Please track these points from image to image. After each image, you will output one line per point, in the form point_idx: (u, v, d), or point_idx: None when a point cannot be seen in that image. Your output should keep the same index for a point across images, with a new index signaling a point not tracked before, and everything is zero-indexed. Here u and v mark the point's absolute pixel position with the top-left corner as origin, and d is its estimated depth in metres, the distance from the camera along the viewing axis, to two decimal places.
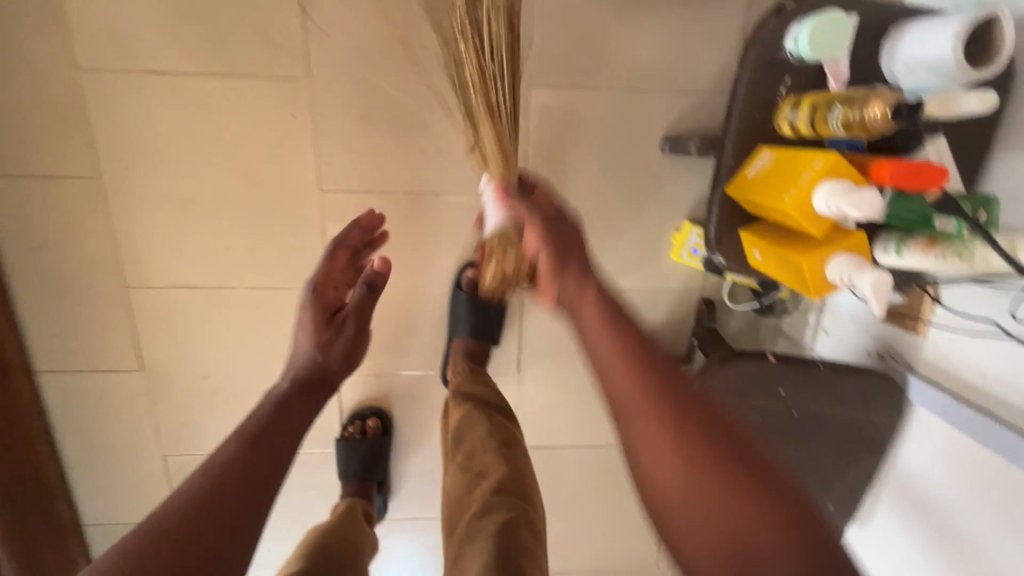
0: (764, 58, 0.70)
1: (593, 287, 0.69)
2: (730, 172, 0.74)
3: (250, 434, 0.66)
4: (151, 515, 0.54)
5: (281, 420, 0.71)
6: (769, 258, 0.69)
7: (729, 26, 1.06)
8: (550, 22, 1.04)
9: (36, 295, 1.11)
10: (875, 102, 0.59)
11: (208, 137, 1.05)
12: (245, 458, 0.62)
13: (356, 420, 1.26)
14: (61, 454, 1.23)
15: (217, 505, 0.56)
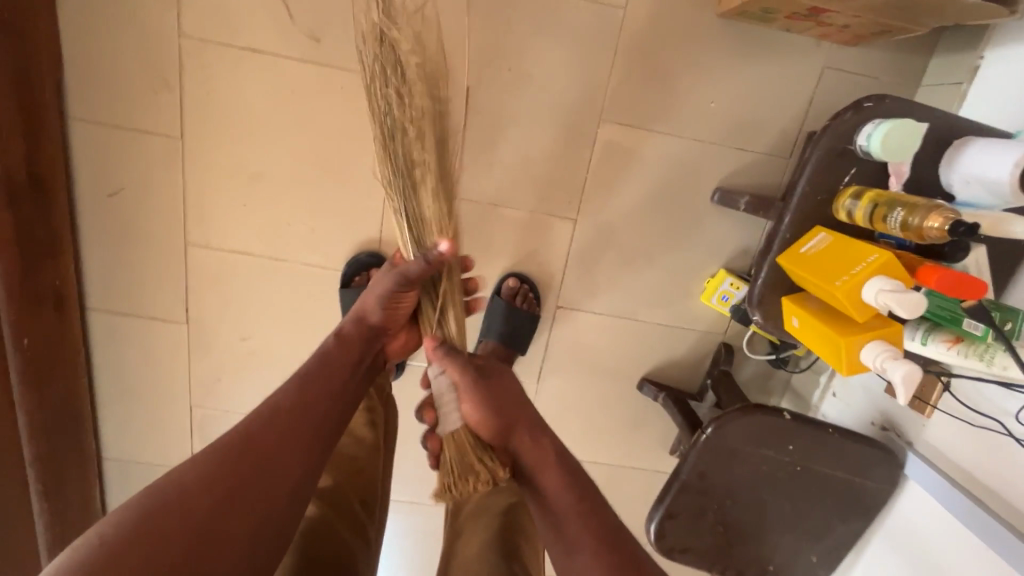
0: (835, 146, 0.76)
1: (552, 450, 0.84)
2: (784, 242, 0.80)
3: (293, 395, 0.78)
4: (200, 455, 0.69)
5: (322, 386, 0.80)
6: (808, 331, 0.75)
7: (796, 97, 1.11)
8: (629, 64, 1.09)
9: (101, 237, 1.17)
10: (935, 214, 0.65)
11: (290, 116, 1.11)
12: (283, 418, 0.74)
13: (362, 271, 1.20)
14: (95, 389, 1.29)
15: (254, 453, 0.70)
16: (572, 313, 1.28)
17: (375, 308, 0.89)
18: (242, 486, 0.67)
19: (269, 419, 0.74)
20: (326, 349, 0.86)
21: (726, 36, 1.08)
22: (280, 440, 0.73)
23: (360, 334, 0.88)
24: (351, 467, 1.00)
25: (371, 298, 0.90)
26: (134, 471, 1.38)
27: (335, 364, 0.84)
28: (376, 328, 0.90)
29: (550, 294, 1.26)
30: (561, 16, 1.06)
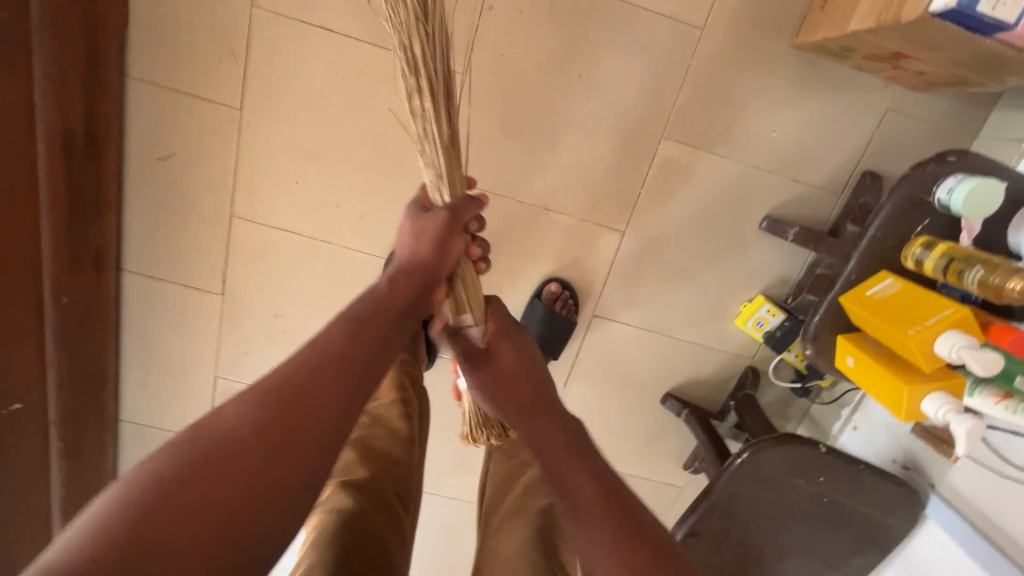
0: (913, 195, 0.77)
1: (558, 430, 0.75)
2: (849, 282, 0.82)
3: (351, 332, 0.66)
4: (246, 398, 0.56)
5: (377, 326, 0.70)
6: (865, 372, 0.77)
7: (856, 134, 1.13)
8: (698, 84, 1.09)
9: (146, 199, 1.15)
10: (1017, 276, 0.67)
11: (353, 99, 1.10)
12: (343, 359, 0.63)
13: None
14: (120, 352, 1.28)
15: (315, 397, 0.58)
16: (606, 323, 1.29)
17: (426, 248, 0.80)
18: (302, 436, 0.55)
19: (323, 360, 0.61)
20: (374, 294, 0.75)
21: (797, 67, 1.08)
22: (338, 384, 0.61)
23: (409, 279, 0.78)
24: (385, 457, 0.98)
25: (422, 239, 0.81)
26: (151, 435, 1.37)
27: (386, 307, 0.73)
28: (426, 272, 0.80)
29: (588, 303, 1.26)
30: (638, 29, 1.06)
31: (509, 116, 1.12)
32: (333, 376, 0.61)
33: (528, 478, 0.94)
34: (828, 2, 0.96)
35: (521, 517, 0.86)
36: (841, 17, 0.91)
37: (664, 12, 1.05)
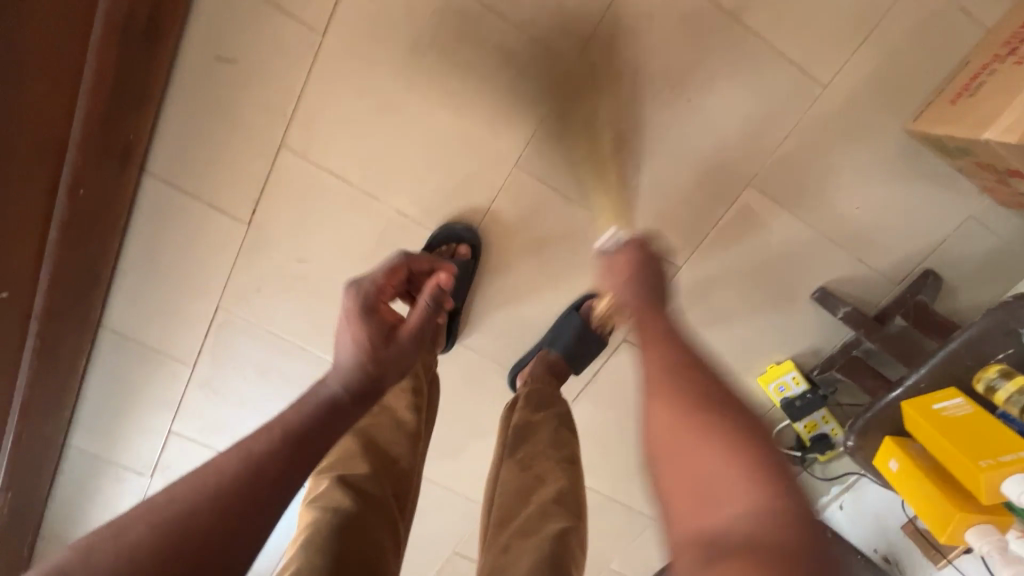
0: (1002, 325, 0.76)
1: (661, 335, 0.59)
2: (909, 390, 0.82)
3: (279, 435, 0.58)
4: (154, 514, 0.50)
5: (325, 430, 0.62)
6: (915, 484, 0.78)
7: (933, 231, 1.12)
8: (802, 142, 1.06)
9: (191, 101, 1.03)
10: None
11: (449, 59, 1.01)
12: (272, 467, 0.55)
13: (448, 243, 1.14)
14: (119, 257, 1.17)
15: (225, 506, 0.51)
16: (633, 350, 1.26)
17: (395, 375, 0.74)
18: (203, 550, 0.49)
19: (245, 464, 0.54)
20: (340, 406, 0.65)
21: (902, 152, 1.06)
22: (262, 487, 0.54)
23: (375, 392, 0.70)
24: (387, 451, 0.88)
25: (394, 358, 0.74)
26: (133, 349, 1.28)
27: (343, 416, 0.64)
28: (382, 381, 0.72)
29: (622, 327, 1.23)
30: (762, 68, 1.00)
31: (604, 121, 1.05)
32: (256, 480, 0.54)
33: (544, 493, 0.86)
34: (960, 101, 0.94)
35: (534, 534, 0.78)
36: (978, 119, 0.88)
37: (793, 59, 0.99)
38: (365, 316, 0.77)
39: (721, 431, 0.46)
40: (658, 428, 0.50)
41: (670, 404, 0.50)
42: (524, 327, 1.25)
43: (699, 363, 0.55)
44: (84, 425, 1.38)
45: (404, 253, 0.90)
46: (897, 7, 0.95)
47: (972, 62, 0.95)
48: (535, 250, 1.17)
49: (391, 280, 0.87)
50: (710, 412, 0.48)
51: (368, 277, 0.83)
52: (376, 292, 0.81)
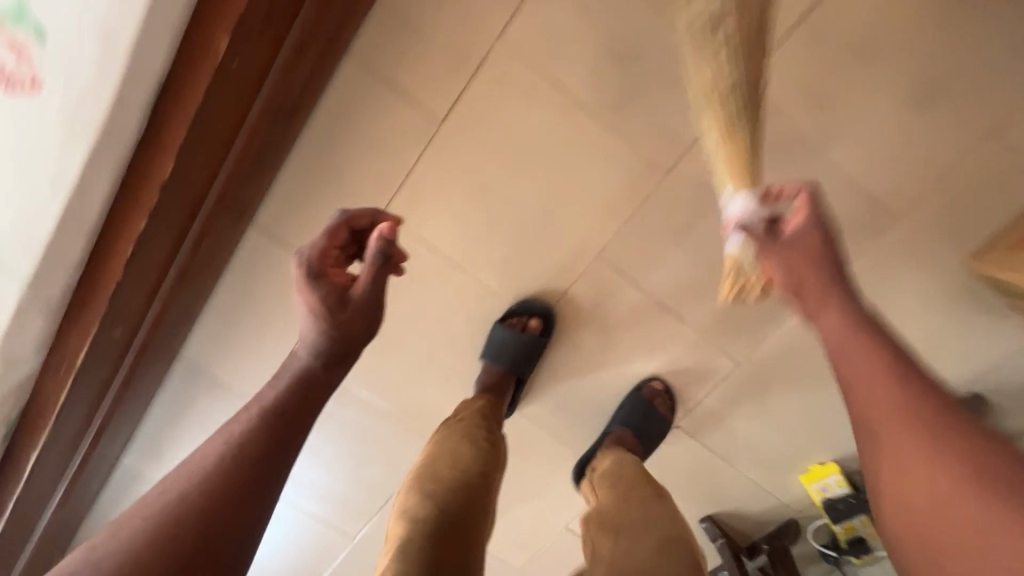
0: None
1: (835, 313, 0.67)
2: None
3: (254, 419, 0.63)
4: (150, 510, 0.56)
5: (300, 405, 0.66)
6: None
7: (982, 360, 1.18)
8: (866, 265, 1.13)
9: (309, 170, 1.11)
10: None
11: (552, 157, 1.09)
12: (253, 451, 0.61)
13: (521, 315, 1.22)
14: (210, 298, 1.23)
15: (210, 488, 0.58)
16: (684, 436, 1.31)
17: (361, 334, 0.74)
18: (207, 530, 0.55)
19: (225, 450, 0.61)
20: (316, 376, 0.69)
21: (961, 285, 1.12)
22: (246, 465, 0.60)
23: (348, 358, 0.72)
24: (467, 473, 0.92)
25: (354, 321, 0.73)
26: (202, 381, 1.33)
27: (321, 389, 0.69)
28: (354, 343, 0.73)
29: (677, 412, 1.29)
30: (836, 198, 1.08)
31: (685, 225, 1.13)
32: (241, 463, 0.60)
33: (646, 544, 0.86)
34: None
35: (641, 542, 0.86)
36: None
37: (869, 193, 1.08)
38: (313, 282, 0.73)
39: (936, 422, 0.55)
40: (860, 391, 0.61)
41: (885, 397, 0.58)
42: (582, 402, 1.30)
43: (915, 372, 0.59)
44: (138, 450, 1.41)
45: (342, 211, 0.80)
46: (969, 159, 1.04)
47: None
48: (604, 333, 1.23)
49: (336, 244, 0.79)
50: (889, 358, 0.60)
51: (309, 243, 0.77)
52: (321, 257, 0.76)
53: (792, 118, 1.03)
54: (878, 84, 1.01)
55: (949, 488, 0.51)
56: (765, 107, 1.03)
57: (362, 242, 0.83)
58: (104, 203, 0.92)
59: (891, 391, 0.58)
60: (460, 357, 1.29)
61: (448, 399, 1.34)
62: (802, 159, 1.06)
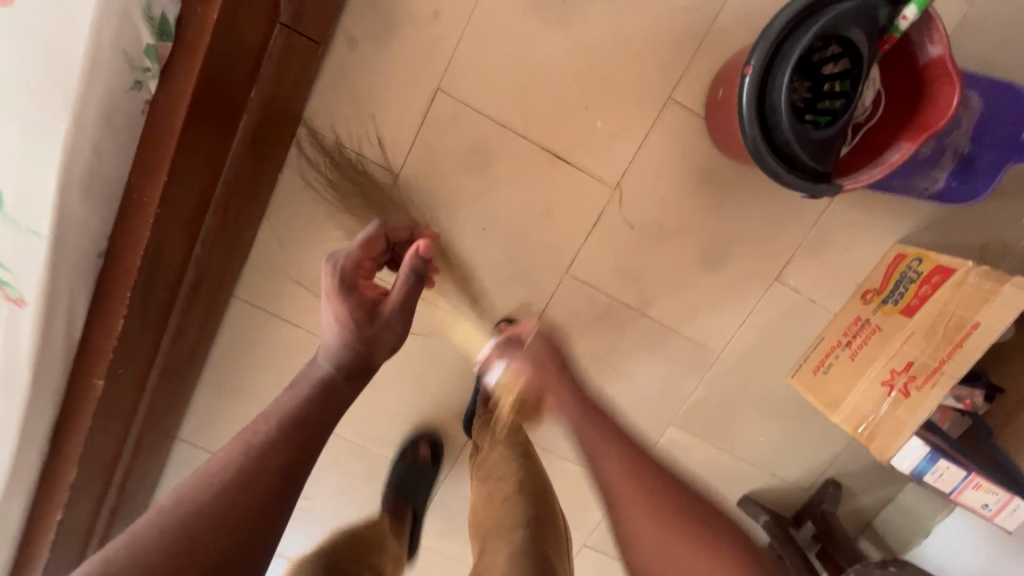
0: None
1: (568, 397, 0.86)
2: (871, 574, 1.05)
3: (273, 427, 0.60)
4: (159, 524, 0.50)
5: (321, 414, 0.63)
6: None
7: (828, 453, 1.33)
8: (708, 392, 1.30)
9: (217, 390, 1.28)
10: None
11: (421, 346, 1.27)
12: (274, 466, 0.57)
13: (414, 443, 1.33)
14: (147, 508, 1.34)
15: (232, 499, 0.53)
16: (594, 553, 1.44)
17: (386, 348, 0.71)
18: (227, 543, 0.51)
19: (244, 460, 0.56)
20: (334, 386, 0.66)
21: (789, 397, 1.29)
22: (267, 477, 0.56)
23: (366, 372, 0.69)
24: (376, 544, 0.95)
25: (380, 335, 0.70)
26: None
27: (337, 400, 0.66)
28: (376, 356, 0.70)
29: (581, 534, 1.42)
30: (666, 344, 1.26)
31: None
32: (261, 472, 0.56)
33: (504, 491, 0.91)
34: (821, 372, 1.17)
35: (510, 532, 0.80)
36: (830, 399, 1.12)
37: (693, 337, 1.25)
38: (344, 292, 0.70)
39: (676, 512, 0.71)
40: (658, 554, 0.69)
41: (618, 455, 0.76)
42: None
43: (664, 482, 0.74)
44: None
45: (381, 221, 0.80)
46: (765, 300, 1.23)
47: (825, 339, 1.20)
48: None
49: (369, 255, 0.75)
50: (654, 480, 0.74)
51: (343, 252, 0.73)
52: (354, 270, 0.72)
53: (611, 290, 1.23)
54: (675, 255, 1.20)
55: (680, 542, 0.69)
56: (586, 285, 1.22)
57: (391, 251, 0.83)
58: (21, 515, 0.96)
59: (620, 463, 0.76)
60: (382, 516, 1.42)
61: None
62: (629, 316, 1.25)
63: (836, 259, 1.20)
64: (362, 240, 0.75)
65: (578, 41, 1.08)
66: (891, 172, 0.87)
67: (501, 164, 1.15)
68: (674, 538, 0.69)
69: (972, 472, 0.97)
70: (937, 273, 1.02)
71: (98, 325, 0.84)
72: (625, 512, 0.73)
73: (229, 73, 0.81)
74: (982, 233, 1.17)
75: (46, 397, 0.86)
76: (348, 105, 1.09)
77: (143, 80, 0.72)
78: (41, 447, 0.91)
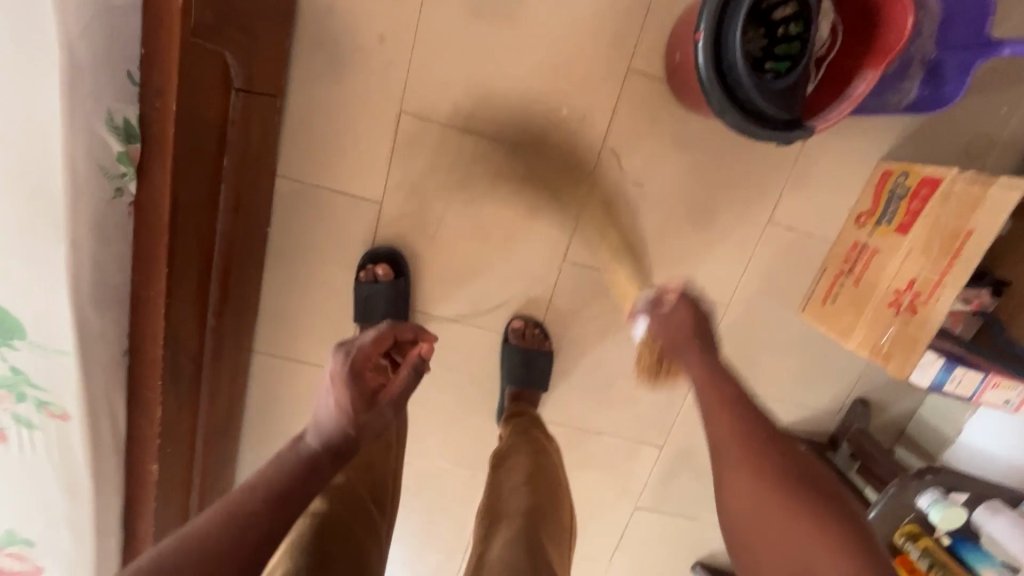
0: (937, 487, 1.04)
1: (705, 364, 0.78)
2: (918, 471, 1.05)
3: (262, 495, 0.58)
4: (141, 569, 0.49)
5: (304, 485, 0.62)
6: None
7: (853, 374, 1.36)
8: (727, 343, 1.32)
9: (259, 442, 1.33)
10: None
11: (441, 359, 1.30)
12: (257, 530, 0.55)
13: (369, 266, 1.18)
14: None
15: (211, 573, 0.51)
16: (646, 514, 1.49)
17: (368, 436, 0.73)
18: None
19: (230, 523, 0.54)
20: (318, 465, 0.65)
21: (803, 330, 1.32)
22: (247, 543, 0.54)
23: (346, 457, 0.69)
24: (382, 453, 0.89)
25: (372, 423, 0.72)
26: None
27: (320, 477, 0.64)
28: (356, 443, 0.71)
29: (632, 500, 1.47)
30: None
31: (573, 367, 1.33)
32: (242, 538, 0.54)
33: (514, 477, 0.95)
34: (829, 303, 1.20)
35: (513, 515, 0.85)
36: (843, 328, 1.14)
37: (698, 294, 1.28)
38: (350, 381, 0.72)
39: (778, 478, 0.63)
40: (738, 512, 0.64)
41: (736, 440, 0.67)
42: None
43: (778, 448, 0.66)
44: None
45: (392, 323, 0.82)
46: (762, 244, 1.24)
47: (828, 270, 1.22)
48: None
49: (378, 351, 0.79)
50: (765, 455, 0.66)
51: (356, 341, 0.77)
52: (365, 360, 0.75)
53: (610, 266, 1.24)
54: (666, 220, 1.22)
55: (773, 503, 0.62)
56: (585, 267, 1.24)
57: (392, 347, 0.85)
58: None
59: (728, 424, 0.69)
60: (442, 524, 1.47)
61: (448, 558, 1.52)
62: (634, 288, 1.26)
63: (822, 190, 1.20)
64: (378, 333, 0.79)
65: (526, 36, 1.08)
66: (858, 105, 0.87)
67: (478, 170, 1.16)
68: (770, 499, 0.62)
69: (991, 372, 1.00)
70: (925, 185, 1.03)
71: (140, 418, 0.89)
72: (717, 428, 0.70)
73: (199, 153, 0.83)
74: (963, 132, 1.17)
75: (108, 492, 0.91)
76: (318, 150, 1.11)
77: (122, 185, 0.76)
78: (116, 538, 0.96)
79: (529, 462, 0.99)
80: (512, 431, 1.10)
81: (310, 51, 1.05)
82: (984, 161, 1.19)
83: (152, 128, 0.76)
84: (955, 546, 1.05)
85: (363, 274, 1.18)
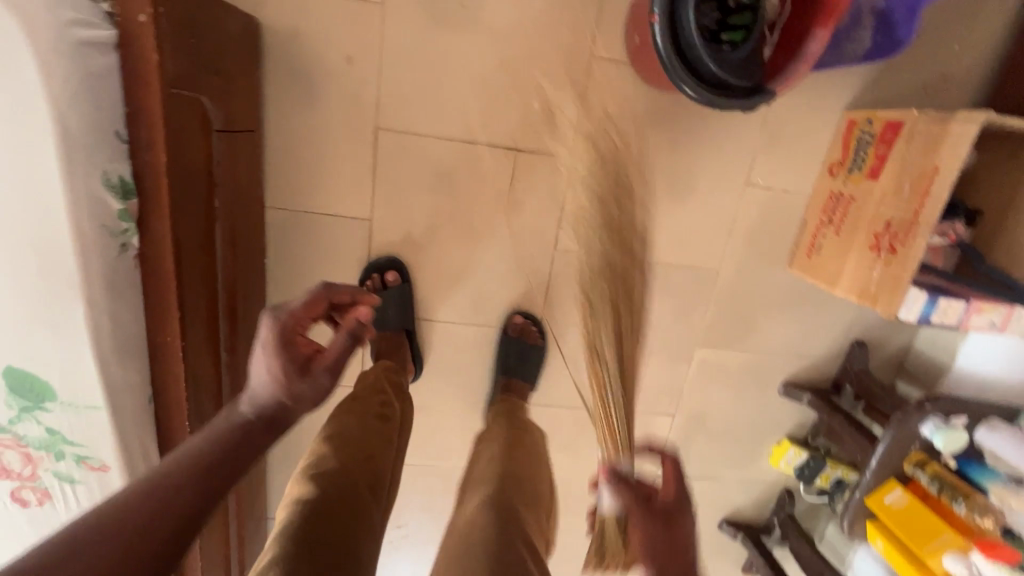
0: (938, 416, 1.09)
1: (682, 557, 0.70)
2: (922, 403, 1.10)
3: (189, 466, 0.60)
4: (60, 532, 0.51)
5: (234, 459, 0.63)
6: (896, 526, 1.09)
7: (846, 318, 1.41)
8: (723, 306, 1.36)
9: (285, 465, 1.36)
10: (990, 517, 1.02)
11: (451, 360, 1.34)
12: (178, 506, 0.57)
13: (374, 275, 1.22)
14: None
15: (136, 535, 0.54)
16: (668, 480, 1.54)
17: (308, 405, 0.71)
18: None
19: (153, 496, 0.56)
20: (251, 434, 0.66)
21: (793, 283, 1.36)
22: (167, 518, 0.56)
23: (283, 425, 0.69)
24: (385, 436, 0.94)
25: (309, 391, 0.70)
26: None
27: (250, 448, 0.65)
28: (296, 412, 0.70)
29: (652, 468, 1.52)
30: (667, 277, 1.32)
31: (579, 351, 1.37)
32: (161, 511, 0.56)
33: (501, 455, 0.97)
34: (814, 255, 1.24)
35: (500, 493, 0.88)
36: (831, 276, 1.19)
37: (688, 263, 1.32)
38: (281, 346, 0.69)
39: None
40: None
41: None
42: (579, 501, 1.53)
43: None
44: None
45: (325, 282, 0.80)
46: (743, 206, 1.28)
47: (809, 223, 1.27)
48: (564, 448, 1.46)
49: (312, 313, 0.76)
50: None
51: (287, 304, 0.73)
52: (297, 323, 0.73)
53: None
54: None
55: None
56: (576, 252, 1.28)
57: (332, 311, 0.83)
58: None
59: None
60: None
61: None
62: None
63: (794, 146, 1.24)
64: (310, 295, 0.76)
65: (489, 37, 1.11)
66: (815, 63, 0.91)
67: (460, 173, 1.19)
68: None
69: (973, 299, 1.05)
70: (890, 130, 1.08)
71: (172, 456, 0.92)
72: None
73: (192, 197, 0.86)
74: (921, 73, 1.21)
75: None
76: (304, 176, 1.14)
77: (126, 241, 0.77)
78: None
79: (521, 445, 1.01)
80: (510, 417, 1.11)
81: (283, 82, 1.07)
82: (945, 99, 1.23)
83: (146, 182, 0.76)
84: (962, 467, 1.11)
85: (369, 284, 1.22)
